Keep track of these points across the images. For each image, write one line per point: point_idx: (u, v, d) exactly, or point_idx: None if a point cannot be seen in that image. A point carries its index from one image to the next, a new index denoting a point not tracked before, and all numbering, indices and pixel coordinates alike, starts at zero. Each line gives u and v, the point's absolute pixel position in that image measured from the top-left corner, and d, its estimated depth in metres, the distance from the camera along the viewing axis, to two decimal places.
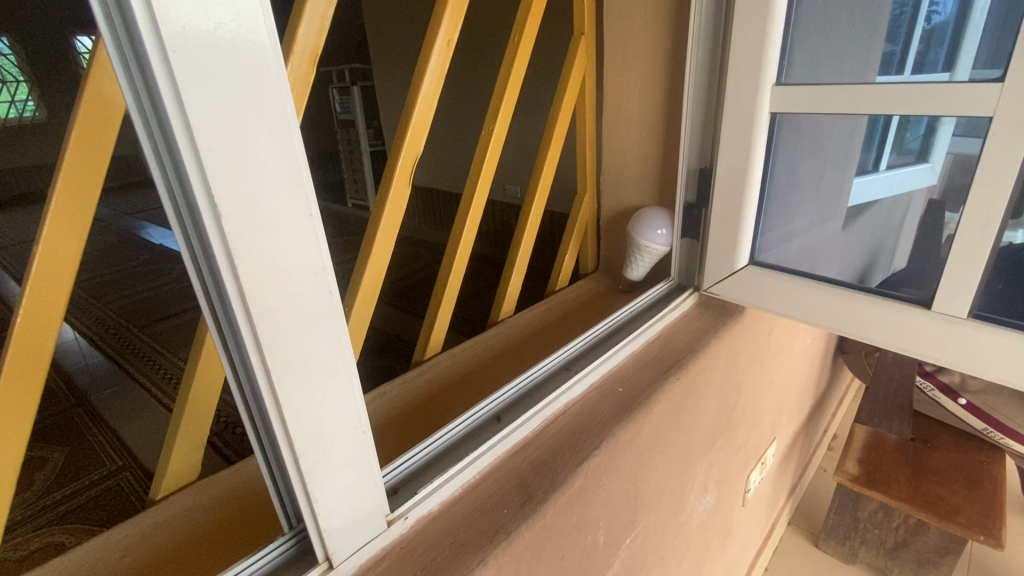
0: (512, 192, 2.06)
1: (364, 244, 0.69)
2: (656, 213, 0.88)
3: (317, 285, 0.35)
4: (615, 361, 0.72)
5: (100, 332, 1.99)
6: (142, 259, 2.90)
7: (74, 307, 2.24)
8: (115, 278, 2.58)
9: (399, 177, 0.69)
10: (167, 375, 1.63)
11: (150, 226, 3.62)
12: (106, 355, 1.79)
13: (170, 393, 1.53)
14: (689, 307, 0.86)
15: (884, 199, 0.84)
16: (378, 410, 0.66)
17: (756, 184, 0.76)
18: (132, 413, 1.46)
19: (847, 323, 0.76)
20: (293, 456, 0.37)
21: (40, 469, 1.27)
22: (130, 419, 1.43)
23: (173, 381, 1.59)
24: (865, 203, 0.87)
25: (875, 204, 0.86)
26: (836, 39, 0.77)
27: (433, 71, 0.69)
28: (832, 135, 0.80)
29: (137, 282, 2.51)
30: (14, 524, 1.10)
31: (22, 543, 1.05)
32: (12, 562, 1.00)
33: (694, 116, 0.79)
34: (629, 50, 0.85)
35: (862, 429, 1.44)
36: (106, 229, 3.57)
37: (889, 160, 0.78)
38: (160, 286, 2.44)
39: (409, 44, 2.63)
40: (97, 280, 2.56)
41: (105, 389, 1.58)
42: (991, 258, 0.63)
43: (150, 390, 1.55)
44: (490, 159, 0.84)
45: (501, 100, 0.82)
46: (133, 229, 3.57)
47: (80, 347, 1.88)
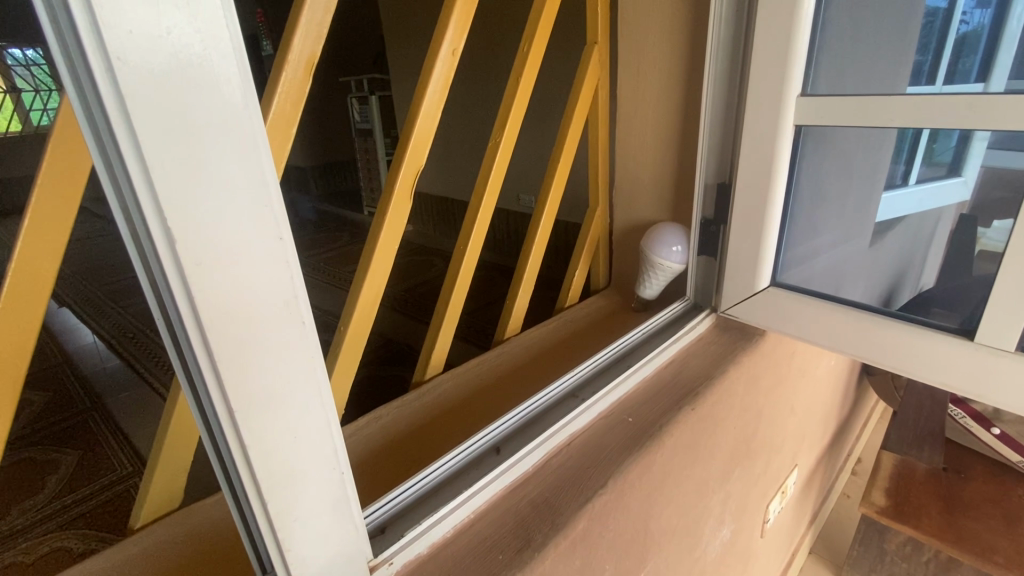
0: (526, 202, 2.03)
1: (362, 258, 0.65)
2: (671, 229, 0.83)
3: (288, 315, 0.31)
4: (624, 388, 0.67)
5: (118, 335, 2.00)
6: None
7: (94, 310, 2.27)
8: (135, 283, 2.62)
9: (400, 189, 0.66)
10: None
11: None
12: (122, 359, 1.79)
13: None
14: (705, 330, 0.81)
15: (912, 214, 0.80)
16: (372, 437, 0.63)
17: (779, 201, 0.71)
18: (144, 418, 1.45)
19: (877, 352, 0.70)
20: (261, 501, 0.33)
21: (53, 473, 1.26)
22: (140, 425, 1.43)
23: None
24: (893, 219, 0.81)
25: (905, 219, 0.80)
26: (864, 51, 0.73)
27: (438, 79, 0.66)
28: (858, 147, 0.75)
29: None
30: (23, 528, 1.08)
31: (30, 547, 1.03)
32: (19, 566, 0.98)
33: (712, 127, 0.74)
34: (645, 58, 0.82)
35: (889, 455, 1.35)
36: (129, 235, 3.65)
37: (918, 173, 0.73)
38: None
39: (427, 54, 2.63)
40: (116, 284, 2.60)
41: (120, 394, 1.58)
42: None
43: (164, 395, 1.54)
44: (497, 172, 0.80)
45: (510, 112, 0.79)
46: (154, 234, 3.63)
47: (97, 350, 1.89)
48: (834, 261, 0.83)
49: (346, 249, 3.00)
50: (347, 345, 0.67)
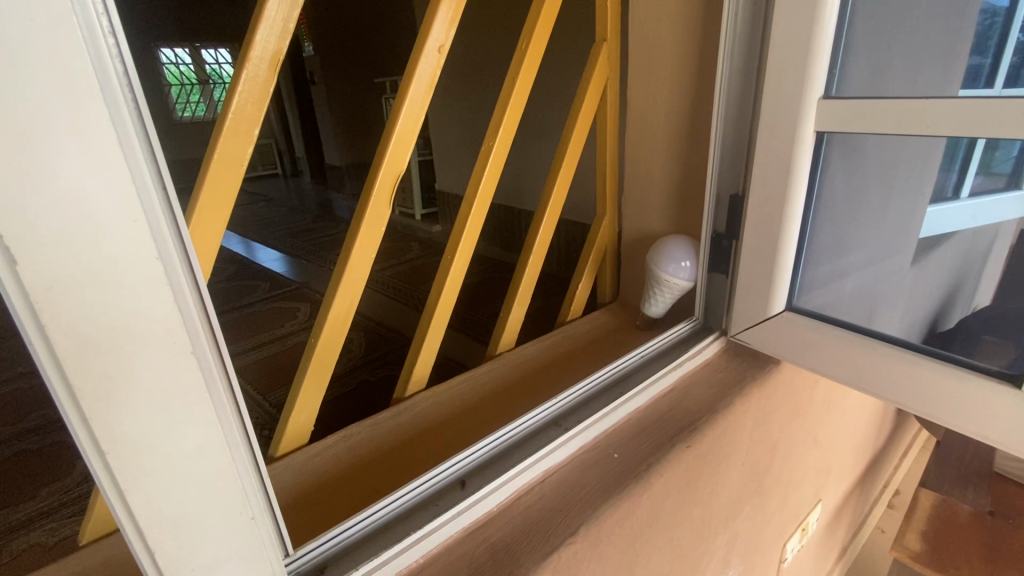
0: None
1: (336, 268, 0.62)
2: (679, 242, 0.76)
3: (171, 344, 0.27)
4: (613, 419, 0.61)
5: None
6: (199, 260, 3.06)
7: None
8: None
9: (377, 195, 0.61)
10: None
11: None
12: None
13: None
14: (712, 355, 0.74)
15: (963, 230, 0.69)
16: (336, 460, 0.59)
17: (797, 217, 0.63)
18: None
19: (906, 396, 0.59)
20: (143, 552, 0.29)
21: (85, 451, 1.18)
22: None
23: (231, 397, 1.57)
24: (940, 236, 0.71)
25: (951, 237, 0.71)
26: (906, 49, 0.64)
27: (423, 77, 0.62)
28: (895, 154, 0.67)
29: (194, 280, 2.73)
30: (51, 508, 1.01)
31: (56, 528, 0.96)
32: (43, 549, 0.91)
33: (725, 133, 0.66)
34: (656, 57, 0.75)
35: (928, 493, 1.23)
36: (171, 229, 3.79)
37: (972, 184, 0.64)
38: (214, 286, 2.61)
39: None
40: None
41: None
42: None
43: None
44: (489, 178, 0.75)
45: (504, 114, 0.73)
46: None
47: None
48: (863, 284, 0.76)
49: None
50: (316, 360, 0.62)
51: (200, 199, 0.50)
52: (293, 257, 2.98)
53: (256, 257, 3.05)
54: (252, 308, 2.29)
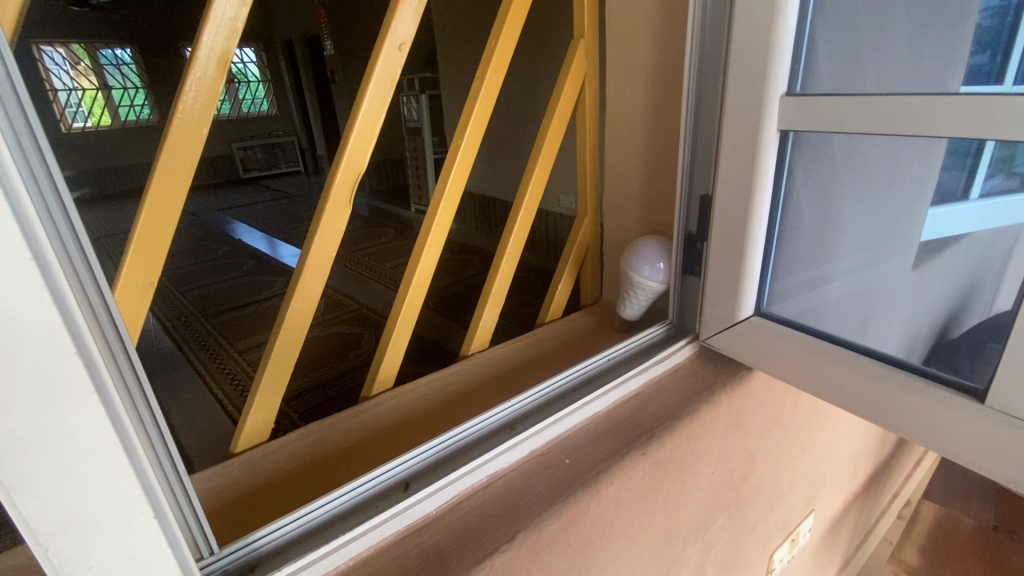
0: (567, 203, 1.96)
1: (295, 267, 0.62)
2: (651, 244, 0.74)
3: (50, 345, 0.27)
4: (569, 423, 0.60)
5: (185, 331, 2.10)
6: (219, 255, 3.15)
7: (163, 299, 2.47)
8: (197, 272, 2.86)
9: (335, 195, 0.62)
10: (222, 365, 1.78)
11: (238, 223, 3.93)
12: (187, 360, 1.85)
13: (227, 396, 1.57)
14: (682, 359, 0.72)
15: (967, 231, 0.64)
16: (291, 458, 0.59)
17: (764, 219, 0.60)
18: (190, 412, 1.49)
19: (873, 409, 0.56)
20: (37, 548, 0.29)
21: None
22: (180, 404, 1.54)
23: (238, 389, 1.61)
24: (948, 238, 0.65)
25: (965, 237, 0.64)
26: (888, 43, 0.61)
27: (383, 75, 0.61)
28: (875, 152, 0.65)
29: (214, 274, 2.81)
30: None
31: None
32: None
33: (692, 132, 0.64)
34: (631, 51, 0.73)
35: (931, 505, 1.20)
36: (195, 225, 3.91)
37: (984, 187, 0.58)
38: (231, 280, 2.68)
39: (470, 49, 2.57)
40: (178, 274, 2.82)
41: (177, 395, 1.60)
42: None
43: (220, 400, 1.55)
44: (456, 178, 0.74)
45: (472, 113, 0.73)
46: (222, 226, 3.89)
47: (156, 334, 2.09)
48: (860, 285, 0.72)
49: (383, 245, 3.04)
50: (275, 356, 0.64)
51: (148, 199, 0.51)
52: None
53: (274, 252, 3.12)
54: (267, 302, 2.35)
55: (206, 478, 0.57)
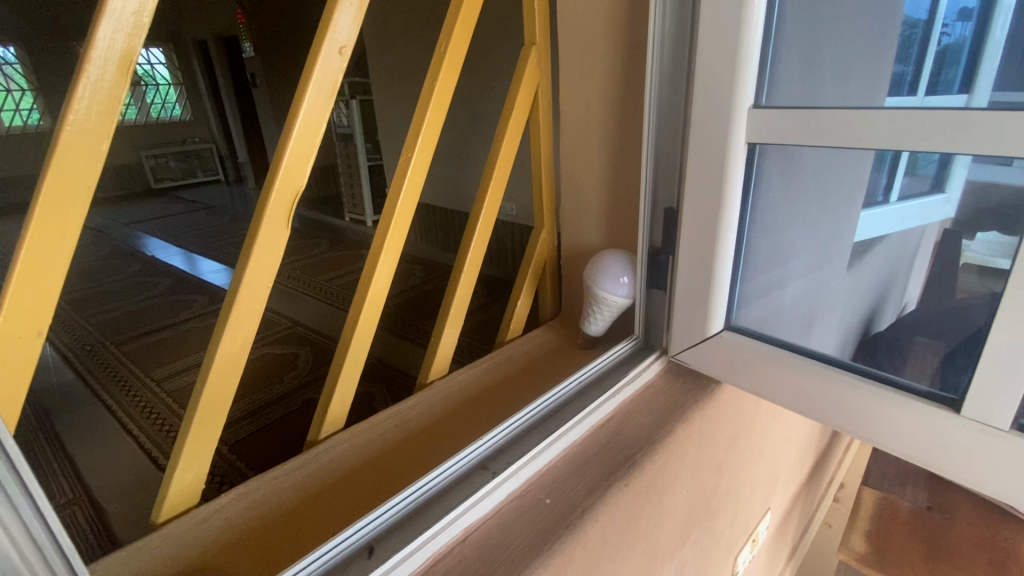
0: (505, 209, 1.93)
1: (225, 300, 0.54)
2: (615, 258, 0.72)
3: None
4: (546, 458, 0.55)
5: (90, 362, 1.86)
6: (129, 275, 2.84)
7: (63, 327, 2.19)
8: (103, 294, 2.57)
9: (271, 217, 0.54)
10: (137, 398, 1.59)
11: (151, 238, 3.58)
12: (94, 395, 1.63)
13: (144, 436, 1.40)
14: (653, 377, 0.70)
15: (894, 232, 0.70)
16: (229, 526, 0.51)
17: (732, 232, 0.59)
18: (100, 458, 1.31)
19: (847, 421, 0.56)
20: None
21: None
22: (87, 450, 1.35)
23: (158, 426, 1.43)
24: (874, 238, 0.73)
25: (886, 238, 0.71)
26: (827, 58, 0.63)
27: (323, 81, 0.55)
28: (825, 161, 0.66)
29: (123, 296, 2.53)
30: None
31: None
32: None
33: (656, 144, 0.62)
34: (586, 59, 0.71)
35: (870, 492, 1.27)
36: (99, 242, 3.52)
37: (899, 188, 0.63)
38: (145, 302, 2.42)
39: (401, 54, 2.48)
40: (80, 298, 2.52)
41: (84, 439, 1.40)
42: None
43: (136, 440, 1.37)
44: (408, 193, 0.68)
45: (423, 122, 0.67)
46: (134, 241, 3.54)
47: (55, 368, 1.83)
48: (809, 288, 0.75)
49: (318, 258, 2.87)
50: (205, 406, 0.55)
51: (31, 230, 0.42)
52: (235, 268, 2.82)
53: (195, 268, 2.87)
54: (189, 324, 2.14)
55: (120, 562, 0.47)
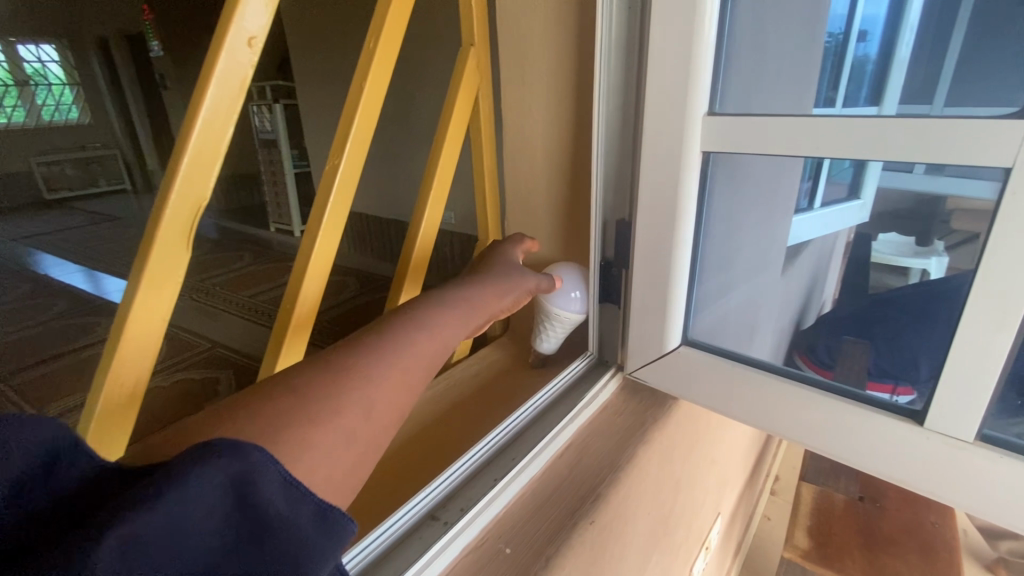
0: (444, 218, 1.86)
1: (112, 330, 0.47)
2: (568, 271, 0.68)
3: None
4: (505, 500, 0.50)
5: None
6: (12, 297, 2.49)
7: None
8: None
9: (167, 235, 0.46)
10: None
11: (41, 254, 3.18)
12: None
13: None
14: (610, 397, 0.67)
15: (815, 236, 0.75)
16: None
17: (688, 244, 0.57)
18: None
19: (809, 435, 0.55)
20: None
21: None
22: None
23: None
24: (801, 242, 0.77)
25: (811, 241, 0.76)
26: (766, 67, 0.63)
27: (230, 75, 0.47)
28: (763, 167, 0.67)
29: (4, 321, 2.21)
30: None
31: None
32: None
33: (607, 151, 0.59)
34: (530, 62, 0.67)
35: (808, 487, 1.31)
36: None
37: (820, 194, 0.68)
38: (31, 328, 2.13)
39: (328, 56, 2.36)
40: None
41: None
42: (1006, 370, 0.42)
43: None
44: (336, 204, 0.61)
45: (352, 127, 0.60)
46: (19, 258, 3.12)
47: None
48: (747, 289, 0.78)
49: (240, 273, 2.65)
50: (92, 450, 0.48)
51: None
52: None
53: (95, 287, 2.56)
54: (88, 350, 1.90)
55: None
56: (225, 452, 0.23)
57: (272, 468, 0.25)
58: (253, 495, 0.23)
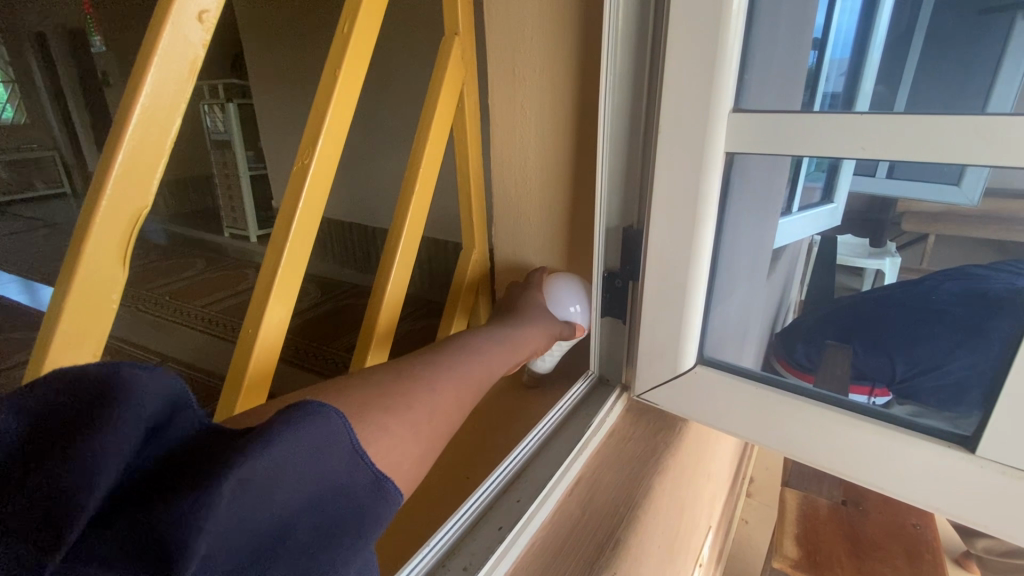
0: None
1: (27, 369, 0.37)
2: (563, 283, 0.65)
3: None
4: (529, 551, 0.44)
5: None
6: None
7: None
8: None
9: (99, 251, 0.38)
10: None
11: None
12: None
13: None
14: (618, 421, 0.62)
15: (789, 242, 0.75)
16: None
17: (706, 256, 0.54)
18: None
19: (836, 457, 0.52)
20: None
21: None
22: None
23: None
24: (780, 248, 0.76)
25: (786, 248, 0.76)
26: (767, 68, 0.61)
27: (176, 55, 0.38)
28: (762, 176, 0.65)
29: None
30: None
31: None
32: None
33: (612, 155, 0.57)
34: (524, 56, 0.61)
35: (792, 493, 1.30)
36: None
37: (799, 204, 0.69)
38: None
39: (286, 52, 2.22)
40: None
41: None
42: None
43: None
44: (307, 211, 0.53)
45: (325, 121, 0.52)
46: None
47: None
48: (744, 296, 0.75)
49: (189, 282, 2.47)
50: None
51: None
52: None
53: (28, 298, 2.34)
54: (13, 371, 1.70)
55: None
56: (319, 406, 0.28)
57: (345, 433, 0.28)
58: (339, 448, 0.28)
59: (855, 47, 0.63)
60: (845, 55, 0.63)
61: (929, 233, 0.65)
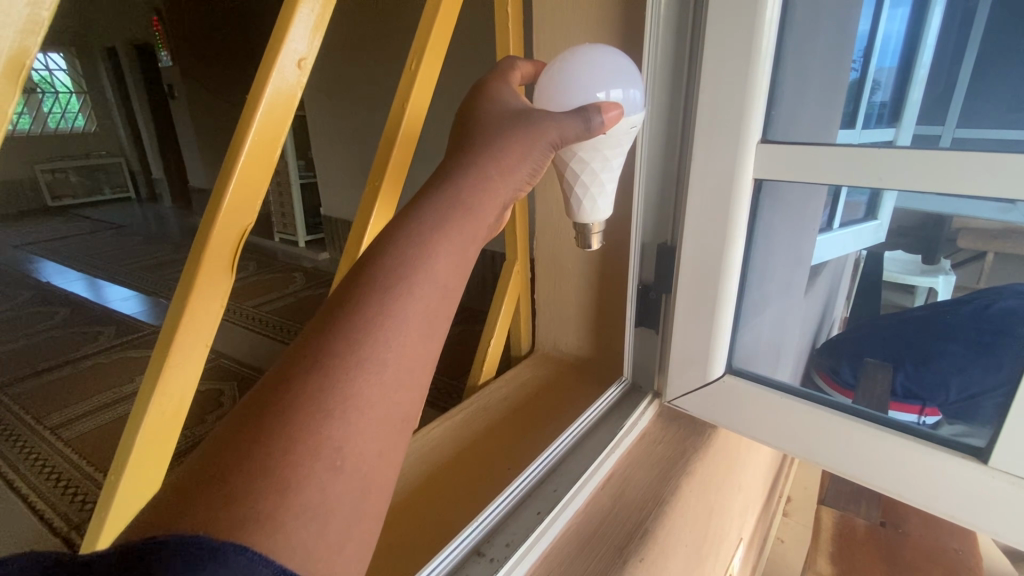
0: None
1: (155, 354, 0.46)
2: (605, 57, 0.42)
3: None
4: (562, 534, 0.49)
5: None
6: (16, 305, 2.48)
7: None
8: None
9: (214, 262, 0.45)
10: (34, 456, 1.37)
11: (45, 261, 3.18)
12: None
13: (43, 508, 1.19)
14: (648, 425, 0.66)
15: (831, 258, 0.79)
16: None
17: (736, 272, 0.58)
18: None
19: (863, 467, 0.55)
20: None
21: None
22: None
23: (65, 490, 1.24)
24: (819, 264, 0.80)
25: (828, 264, 0.80)
26: (806, 90, 0.66)
27: (278, 93, 0.45)
28: (799, 199, 0.68)
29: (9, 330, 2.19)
30: None
31: None
32: None
33: (649, 177, 0.62)
34: None
35: (827, 511, 1.28)
36: None
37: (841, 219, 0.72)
38: (38, 336, 2.12)
39: (339, 66, 2.36)
40: None
41: None
42: None
43: (41, 512, 1.18)
44: (376, 226, 0.60)
45: (395, 146, 0.59)
46: (24, 265, 3.12)
47: None
48: (777, 312, 0.78)
49: (244, 283, 2.63)
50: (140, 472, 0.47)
51: None
52: (149, 295, 2.53)
53: (101, 295, 2.55)
54: (91, 361, 1.88)
55: None
56: (211, 548, 0.18)
57: (261, 570, 0.19)
58: None
59: (904, 55, 0.66)
60: (892, 62, 0.67)
61: (987, 250, 0.58)
